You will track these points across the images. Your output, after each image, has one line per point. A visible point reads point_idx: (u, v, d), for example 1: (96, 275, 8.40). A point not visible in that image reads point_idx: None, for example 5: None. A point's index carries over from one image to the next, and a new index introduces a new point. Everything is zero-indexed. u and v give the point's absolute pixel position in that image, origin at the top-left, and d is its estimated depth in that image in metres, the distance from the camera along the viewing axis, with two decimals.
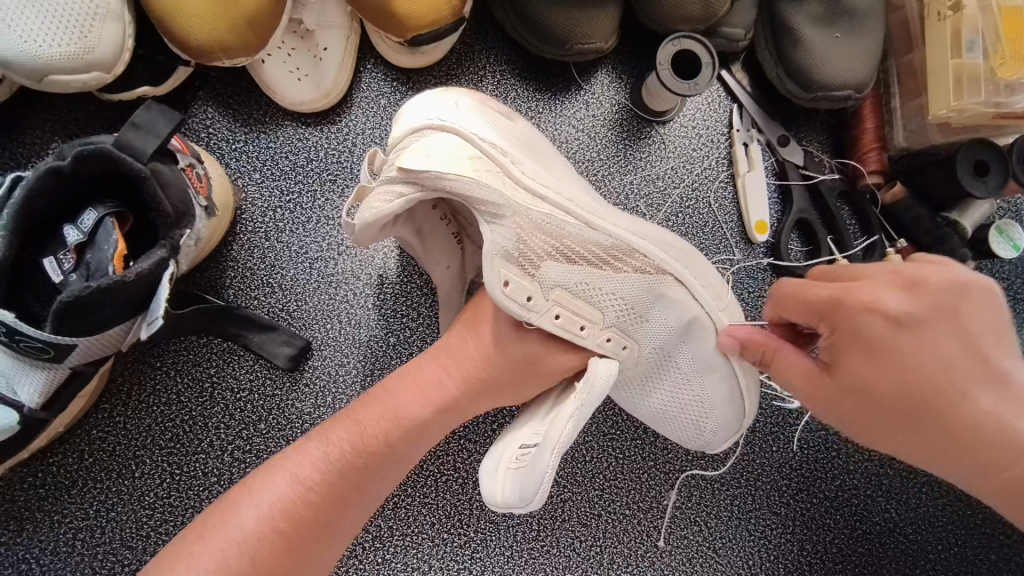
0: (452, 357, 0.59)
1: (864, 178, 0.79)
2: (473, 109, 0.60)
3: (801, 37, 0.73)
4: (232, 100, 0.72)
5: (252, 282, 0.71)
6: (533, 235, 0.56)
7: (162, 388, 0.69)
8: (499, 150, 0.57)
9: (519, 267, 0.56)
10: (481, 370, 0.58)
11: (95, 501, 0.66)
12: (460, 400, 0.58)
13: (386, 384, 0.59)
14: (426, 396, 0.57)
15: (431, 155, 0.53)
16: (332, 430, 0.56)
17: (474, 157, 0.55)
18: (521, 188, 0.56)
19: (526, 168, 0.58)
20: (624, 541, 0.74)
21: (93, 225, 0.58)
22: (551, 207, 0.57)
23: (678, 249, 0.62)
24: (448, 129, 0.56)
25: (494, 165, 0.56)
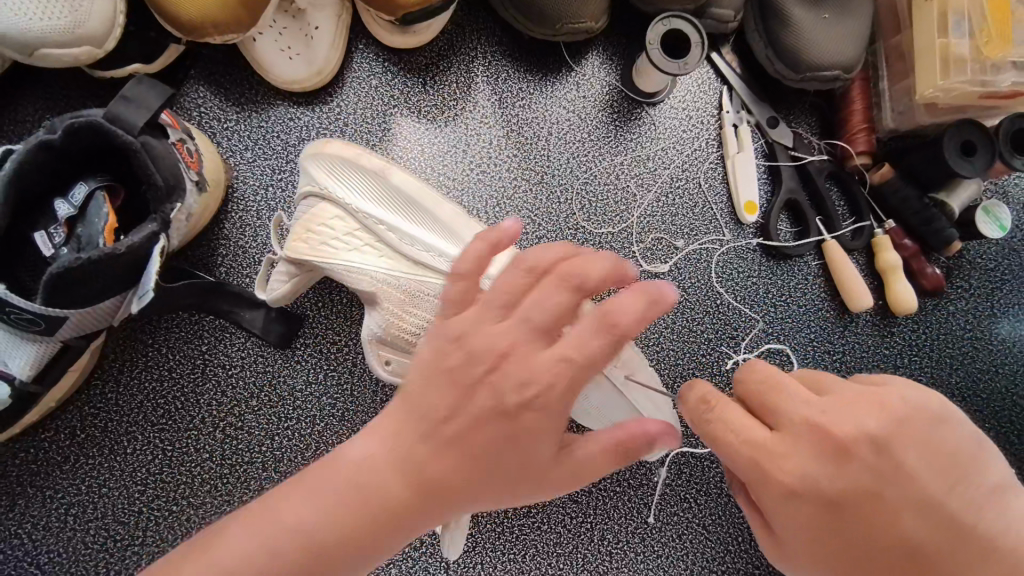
0: (463, 434, 0.46)
1: (853, 159, 0.79)
2: (363, 175, 0.66)
3: (789, 18, 0.74)
4: (223, 78, 0.72)
5: (244, 260, 0.71)
6: (403, 308, 0.65)
7: (154, 364, 0.69)
8: (375, 221, 0.66)
9: (400, 343, 0.65)
10: (491, 462, 0.46)
11: (87, 476, 0.67)
12: (400, 511, 0.45)
13: (324, 468, 0.46)
14: (347, 501, 0.45)
15: (312, 239, 0.64)
16: (258, 520, 0.44)
17: (354, 231, 0.65)
18: (398, 253, 0.65)
19: (405, 234, 0.66)
20: (615, 518, 0.74)
21: (84, 199, 0.58)
22: (425, 271, 0.65)
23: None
24: (328, 200, 0.65)
25: (374, 237, 0.66)
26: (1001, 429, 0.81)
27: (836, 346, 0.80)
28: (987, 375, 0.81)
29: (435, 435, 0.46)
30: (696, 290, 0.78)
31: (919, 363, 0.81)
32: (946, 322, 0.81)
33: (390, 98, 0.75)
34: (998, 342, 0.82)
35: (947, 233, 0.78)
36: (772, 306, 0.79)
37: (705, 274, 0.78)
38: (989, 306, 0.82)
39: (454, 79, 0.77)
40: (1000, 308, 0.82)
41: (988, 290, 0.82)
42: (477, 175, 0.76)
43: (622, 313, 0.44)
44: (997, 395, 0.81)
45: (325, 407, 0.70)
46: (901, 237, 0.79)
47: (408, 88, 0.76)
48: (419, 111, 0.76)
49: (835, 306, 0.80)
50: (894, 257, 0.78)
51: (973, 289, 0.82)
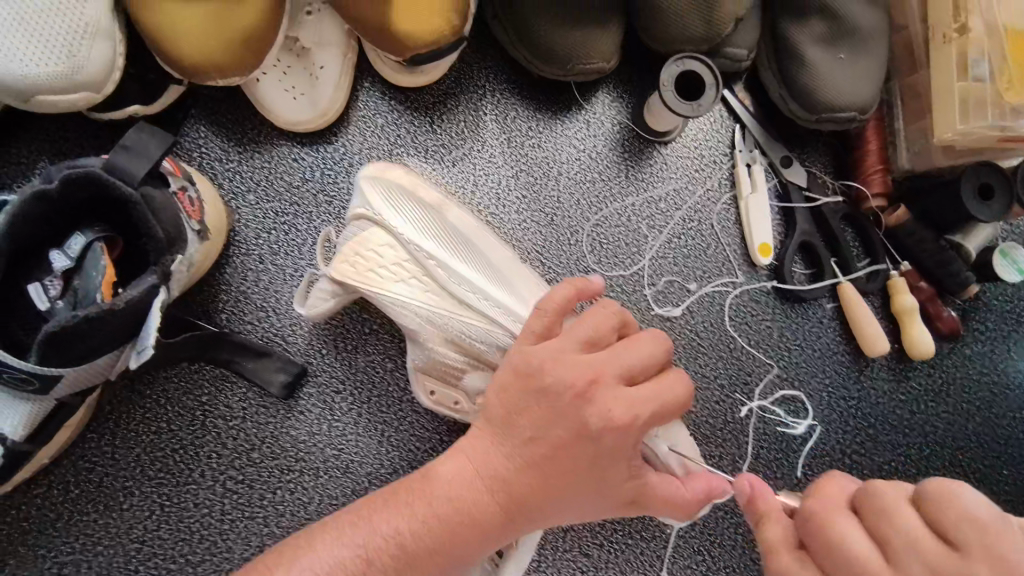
0: (550, 455, 0.50)
1: (868, 202, 0.77)
2: (416, 203, 0.64)
3: (804, 59, 0.73)
4: (225, 119, 0.70)
5: (246, 306, 0.69)
6: (443, 344, 0.63)
7: (152, 415, 0.67)
8: (427, 255, 0.62)
9: (445, 378, 0.63)
10: (571, 477, 0.50)
11: (80, 534, 0.64)
12: (494, 520, 0.50)
13: (422, 481, 0.50)
14: (446, 515, 0.49)
15: (363, 264, 0.61)
16: (361, 530, 0.48)
17: (401, 262, 0.62)
18: (447, 295, 0.62)
19: (454, 272, 0.62)
20: (626, 571, 0.72)
21: (81, 249, 0.56)
22: (472, 312, 0.62)
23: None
24: (380, 225, 0.62)
25: (423, 272, 0.62)
26: (1018, 476, 0.79)
27: (851, 390, 0.78)
28: (1004, 420, 0.80)
29: (519, 451, 0.50)
30: (709, 334, 0.76)
31: (935, 408, 0.79)
32: (963, 365, 0.80)
33: (397, 139, 0.74)
34: (1015, 387, 0.80)
35: (965, 275, 0.77)
36: (787, 350, 0.77)
37: (717, 318, 0.76)
38: (1006, 348, 0.81)
39: (462, 118, 0.75)
40: (1017, 350, 0.81)
41: (1005, 332, 0.81)
42: (487, 219, 0.74)
43: (672, 387, 0.52)
44: (1013, 440, 0.80)
45: (330, 459, 0.68)
46: (915, 279, 0.78)
47: (415, 127, 0.74)
48: (426, 151, 0.74)
49: (850, 350, 0.78)
50: (910, 300, 0.76)
51: (990, 332, 0.81)
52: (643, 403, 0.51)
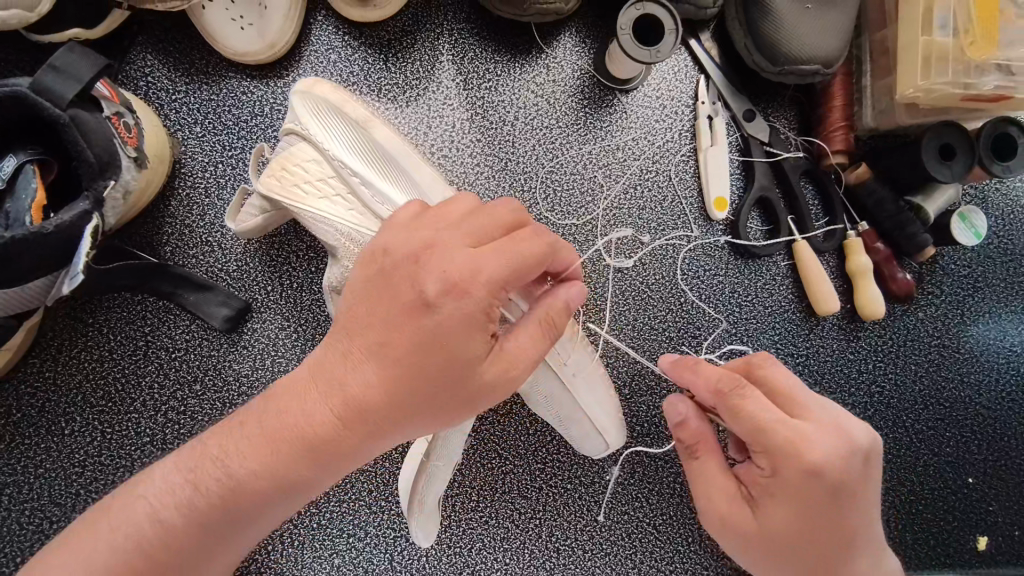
0: (384, 345, 0.46)
1: (829, 157, 0.76)
2: (344, 117, 0.62)
3: (770, 7, 0.71)
4: (173, 48, 0.69)
5: (190, 239, 0.68)
6: None
7: (94, 344, 0.67)
8: (350, 172, 0.60)
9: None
10: (414, 364, 0.46)
11: (23, 456, 0.65)
12: (332, 435, 0.47)
13: (259, 408, 0.50)
14: (273, 438, 0.48)
15: (286, 174, 0.61)
16: (190, 458, 0.50)
17: (327, 179, 0.61)
18: (370, 213, 0.61)
19: (378, 191, 0.61)
20: (564, 515, 0.73)
21: (13, 170, 0.56)
22: None
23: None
24: (307, 140, 0.60)
25: (347, 189, 0.61)
26: (960, 438, 0.80)
27: (800, 348, 0.78)
28: (951, 384, 0.81)
29: (358, 344, 0.47)
30: (660, 287, 0.76)
31: (883, 369, 0.80)
32: (914, 328, 0.80)
33: (350, 76, 0.72)
34: (964, 351, 0.81)
35: (921, 238, 0.76)
36: (737, 306, 0.77)
37: (670, 272, 0.76)
38: (960, 314, 0.81)
39: (418, 57, 0.74)
40: (970, 317, 0.81)
41: (958, 298, 0.81)
42: (438, 161, 0.73)
43: (526, 242, 0.46)
44: (959, 404, 0.81)
45: None
46: (874, 239, 0.77)
47: (369, 65, 0.72)
48: (379, 90, 0.73)
49: (801, 308, 0.78)
50: (865, 261, 0.76)
51: (943, 296, 0.81)
52: (490, 266, 0.45)
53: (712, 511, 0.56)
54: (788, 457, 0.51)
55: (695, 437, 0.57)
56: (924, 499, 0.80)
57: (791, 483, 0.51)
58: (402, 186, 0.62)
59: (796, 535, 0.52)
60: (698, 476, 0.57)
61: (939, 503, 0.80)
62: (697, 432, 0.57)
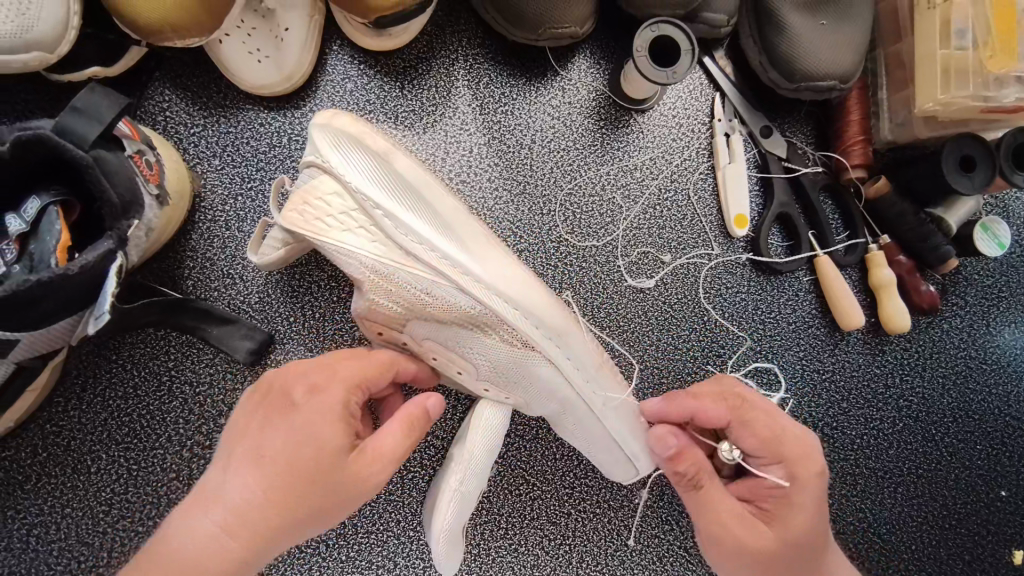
0: (272, 451, 0.49)
1: (848, 171, 0.76)
2: (365, 146, 0.60)
3: (785, 25, 0.70)
4: (190, 82, 0.69)
5: (212, 272, 0.68)
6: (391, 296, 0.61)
7: (119, 381, 0.67)
8: (373, 205, 0.58)
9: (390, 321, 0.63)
10: (292, 463, 0.49)
11: (49, 496, 0.64)
12: (230, 548, 0.48)
13: (153, 544, 0.48)
14: (174, 566, 0.47)
15: (308, 208, 0.59)
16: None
17: (349, 212, 0.59)
18: (393, 244, 0.59)
19: (402, 224, 0.58)
20: (594, 540, 0.72)
21: (36, 213, 0.56)
22: (416, 267, 0.59)
23: (554, 323, 0.61)
24: (328, 173, 0.59)
25: (371, 223, 0.59)
26: (991, 450, 0.80)
27: (825, 363, 0.77)
28: (979, 395, 0.80)
29: (230, 459, 0.50)
30: (682, 306, 0.75)
31: (910, 382, 0.79)
32: (940, 340, 0.79)
33: (367, 104, 0.72)
34: (991, 362, 0.80)
35: (944, 250, 0.75)
36: (761, 322, 0.77)
37: (692, 290, 0.76)
38: (985, 324, 0.80)
39: (433, 83, 0.74)
40: (996, 326, 0.80)
41: (983, 308, 0.80)
42: (457, 186, 0.73)
43: (366, 359, 0.56)
44: (988, 416, 0.80)
45: None
46: (895, 252, 0.77)
47: (385, 92, 0.72)
48: (396, 117, 0.73)
49: (825, 323, 0.78)
50: (887, 274, 0.75)
51: (968, 307, 0.80)
52: (347, 369, 0.54)
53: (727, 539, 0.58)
54: (803, 466, 0.58)
55: (696, 468, 0.58)
56: (958, 514, 0.78)
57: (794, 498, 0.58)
58: (427, 219, 0.59)
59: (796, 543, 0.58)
60: (703, 502, 0.58)
61: (973, 517, 0.79)
62: (698, 464, 0.58)
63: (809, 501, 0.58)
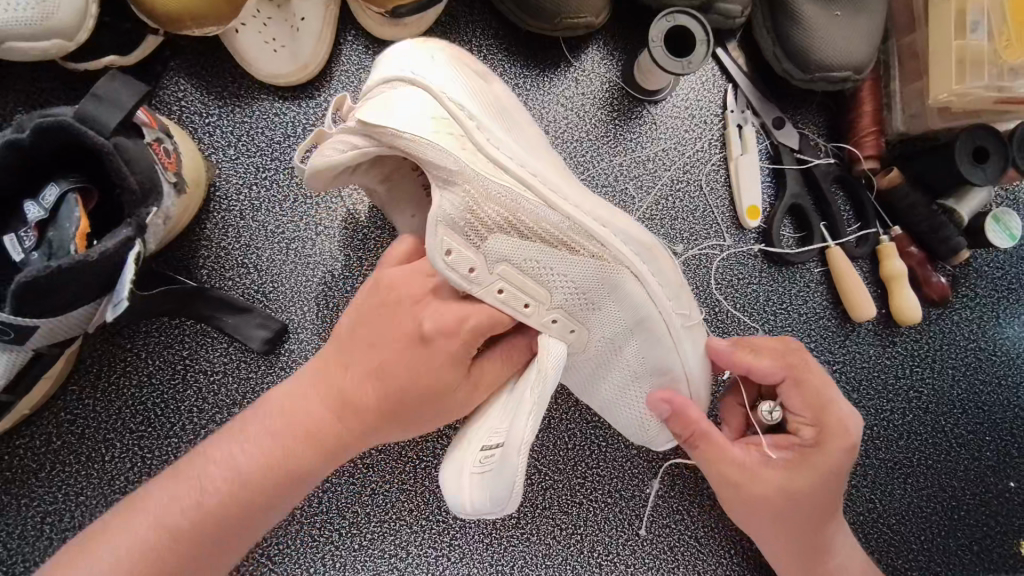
0: (386, 363, 0.53)
1: (861, 162, 0.76)
2: (455, 65, 0.56)
3: (800, 17, 0.71)
4: (205, 72, 0.69)
5: (227, 262, 0.68)
6: (483, 203, 0.51)
7: (133, 369, 0.67)
8: (464, 112, 0.52)
9: (469, 234, 0.52)
10: (405, 380, 0.52)
11: (63, 484, 0.65)
12: (328, 435, 0.53)
13: (259, 415, 0.53)
14: (279, 438, 0.52)
15: (391, 109, 0.50)
16: (192, 464, 0.51)
17: (438, 117, 0.51)
18: (482, 155, 0.52)
19: (496, 137, 0.53)
20: (605, 530, 0.73)
21: (55, 200, 0.56)
22: (515, 181, 0.53)
23: (636, 237, 0.56)
24: (416, 83, 0.52)
25: (460, 130, 0.52)
26: (1000, 442, 0.80)
27: (836, 355, 0.78)
28: (989, 387, 0.80)
29: (348, 360, 0.54)
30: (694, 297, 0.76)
31: (921, 374, 0.79)
32: (950, 332, 0.80)
33: None
34: (1001, 354, 0.80)
35: (955, 242, 0.76)
36: (772, 314, 0.77)
37: (704, 281, 0.76)
38: (995, 316, 0.81)
39: None
40: (1006, 318, 0.81)
41: (993, 300, 0.81)
42: None
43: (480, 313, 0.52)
44: (998, 407, 0.80)
45: None
46: (907, 243, 0.77)
47: None
48: None
49: (836, 315, 0.78)
50: (899, 265, 0.75)
51: (978, 299, 0.80)
52: (459, 311, 0.52)
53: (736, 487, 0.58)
54: (830, 436, 0.57)
55: (697, 425, 0.57)
56: (967, 506, 0.79)
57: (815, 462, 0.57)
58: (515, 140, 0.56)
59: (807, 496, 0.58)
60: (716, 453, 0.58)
61: (981, 509, 0.79)
62: (694, 425, 0.57)
63: (832, 463, 0.57)
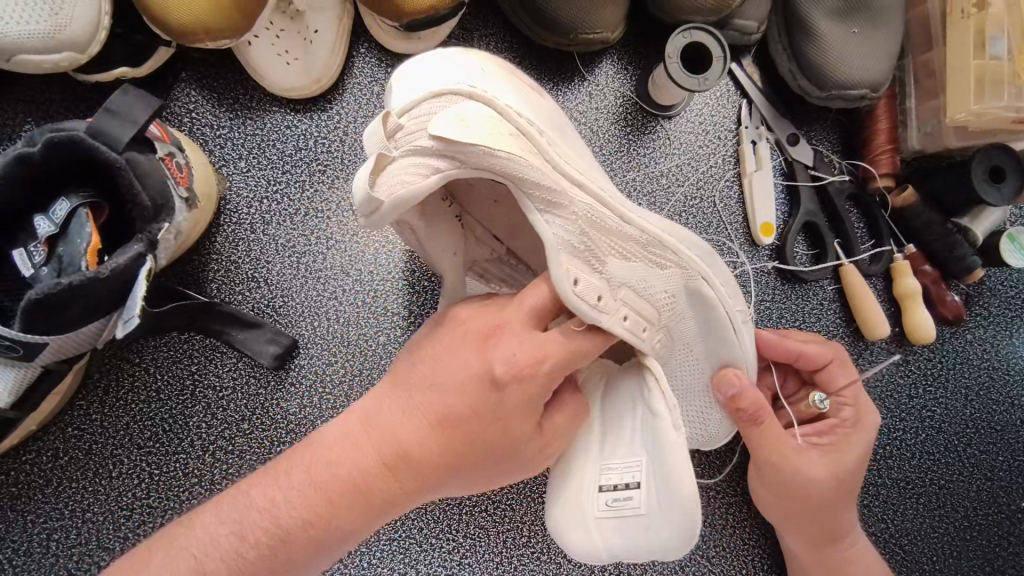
0: (450, 413, 0.47)
1: (875, 180, 0.76)
2: (500, 78, 0.51)
3: (817, 33, 0.70)
4: (217, 83, 0.68)
5: (236, 276, 0.68)
6: (590, 231, 0.50)
7: (142, 384, 0.66)
8: (531, 126, 0.49)
9: (577, 258, 0.49)
10: (476, 429, 0.47)
11: (70, 501, 0.64)
12: (384, 487, 0.47)
13: (304, 455, 0.48)
14: (324, 487, 0.46)
15: (470, 124, 0.44)
16: (238, 505, 0.47)
17: (511, 132, 0.47)
18: (557, 171, 0.49)
19: (562, 150, 0.50)
20: None
21: (65, 215, 0.55)
22: (593, 196, 0.51)
23: (702, 247, 0.56)
24: (477, 97, 0.47)
25: (532, 144, 0.48)
26: (1013, 462, 0.80)
27: None
28: (1002, 407, 0.80)
29: (407, 402, 0.48)
30: None
31: (934, 393, 0.79)
32: (963, 351, 0.79)
33: None
34: (1014, 373, 0.80)
35: (969, 260, 0.75)
36: (786, 331, 0.76)
37: None
38: (1008, 335, 0.80)
39: None
40: (1019, 337, 0.80)
41: (1006, 319, 0.80)
42: None
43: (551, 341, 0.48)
44: (1010, 427, 0.80)
45: None
46: (921, 262, 0.77)
47: None
48: None
49: (849, 333, 0.77)
50: (913, 283, 0.75)
51: (991, 318, 0.80)
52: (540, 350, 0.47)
53: (784, 468, 0.59)
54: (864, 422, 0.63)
55: (757, 408, 0.57)
56: (979, 526, 0.78)
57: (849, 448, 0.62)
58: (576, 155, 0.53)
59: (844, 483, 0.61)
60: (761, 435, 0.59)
61: (994, 529, 0.78)
62: (762, 404, 0.57)
63: (864, 443, 0.62)
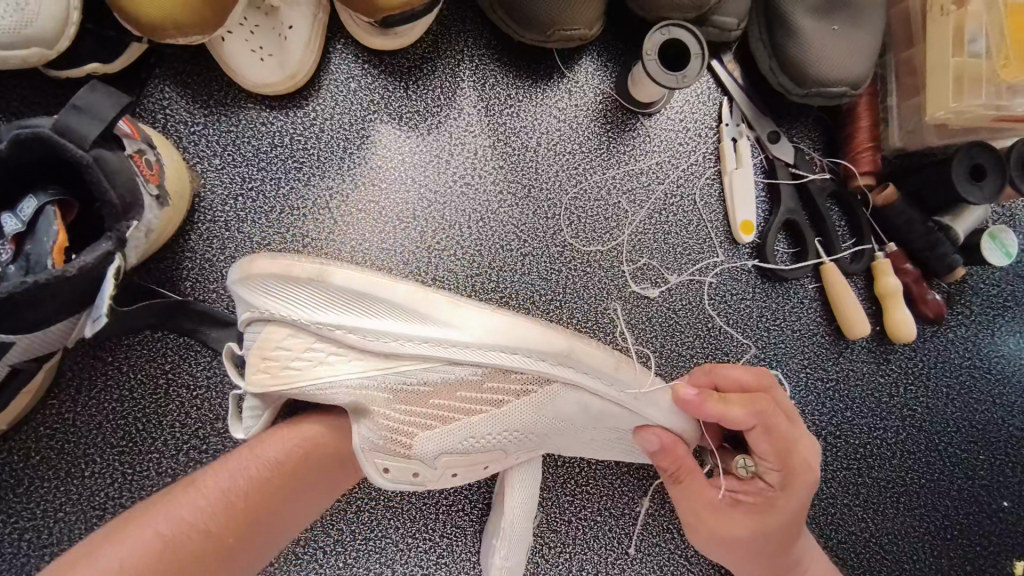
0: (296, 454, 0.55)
1: (856, 179, 0.75)
2: (304, 284, 0.57)
3: (797, 29, 0.69)
4: (192, 79, 0.68)
5: (211, 274, 0.67)
6: (393, 404, 0.57)
7: (114, 383, 0.66)
8: (331, 326, 0.57)
9: (395, 451, 0.57)
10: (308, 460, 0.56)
11: (42, 500, 0.63)
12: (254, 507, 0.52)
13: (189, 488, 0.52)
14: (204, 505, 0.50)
15: (273, 371, 0.55)
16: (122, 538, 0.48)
17: (309, 347, 0.57)
18: (369, 351, 0.57)
19: (367, 330, 0.57)
20: (594, 548, 0.72)
21: (32, 213, 0.54)
22: (410, 359, 0.58)
23: (554, 351, 0.60)
24: (275, 321, 0.56)
25: (338, 345, 0.57)
26: (994, 460, 0.79)
27: (830, 372, 0.77)
28: (983, 405, 0.79)
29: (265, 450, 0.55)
30: (688, 312, 0.75)
31: (914, 393, 0.78)
32: (944, 349, 0.79)
33: (370, 105, 0.71)
34: (996, 372, 0.80)
35: (951, 259, 0.75)
36: (766, 330, 0.76)
37: (697, 297, 0.75)
38: (990, 334, 0.80)
39: (438, 83, 0.72)
40: (1001, 336, 0.80)
41: (988, 317, 0.80)
42: (460, 189, 0.72)
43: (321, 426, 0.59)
44: (992, 426, 0.79)
45: None
46: (902, 260, 0.76)
47: (389, 93, 0.71)
48: (400, 118, 0.72)
49: (831, 331, 0.77)
50: (894, 283, 0.75)
51: (973, 317, 0.80)
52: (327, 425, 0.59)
53: (708, 524, 0.60)
54: (801, 474, 0.58)
55: (677, 463, 0.61)
56: (959, 525, 0.78)
57: (782, 506, 0.58)
58: (393, 316, 0.58)
59: (782, 534, 0.59)
60: (686, 490, 0.61)
61: (974, 528, 0.78)
62: (682, 460, 0.61)
63: (794, 505, 0.58)
